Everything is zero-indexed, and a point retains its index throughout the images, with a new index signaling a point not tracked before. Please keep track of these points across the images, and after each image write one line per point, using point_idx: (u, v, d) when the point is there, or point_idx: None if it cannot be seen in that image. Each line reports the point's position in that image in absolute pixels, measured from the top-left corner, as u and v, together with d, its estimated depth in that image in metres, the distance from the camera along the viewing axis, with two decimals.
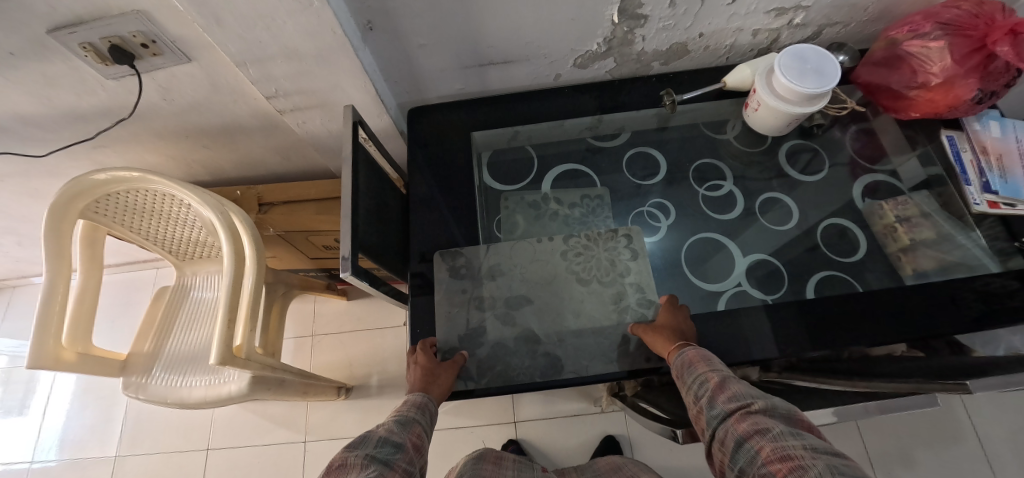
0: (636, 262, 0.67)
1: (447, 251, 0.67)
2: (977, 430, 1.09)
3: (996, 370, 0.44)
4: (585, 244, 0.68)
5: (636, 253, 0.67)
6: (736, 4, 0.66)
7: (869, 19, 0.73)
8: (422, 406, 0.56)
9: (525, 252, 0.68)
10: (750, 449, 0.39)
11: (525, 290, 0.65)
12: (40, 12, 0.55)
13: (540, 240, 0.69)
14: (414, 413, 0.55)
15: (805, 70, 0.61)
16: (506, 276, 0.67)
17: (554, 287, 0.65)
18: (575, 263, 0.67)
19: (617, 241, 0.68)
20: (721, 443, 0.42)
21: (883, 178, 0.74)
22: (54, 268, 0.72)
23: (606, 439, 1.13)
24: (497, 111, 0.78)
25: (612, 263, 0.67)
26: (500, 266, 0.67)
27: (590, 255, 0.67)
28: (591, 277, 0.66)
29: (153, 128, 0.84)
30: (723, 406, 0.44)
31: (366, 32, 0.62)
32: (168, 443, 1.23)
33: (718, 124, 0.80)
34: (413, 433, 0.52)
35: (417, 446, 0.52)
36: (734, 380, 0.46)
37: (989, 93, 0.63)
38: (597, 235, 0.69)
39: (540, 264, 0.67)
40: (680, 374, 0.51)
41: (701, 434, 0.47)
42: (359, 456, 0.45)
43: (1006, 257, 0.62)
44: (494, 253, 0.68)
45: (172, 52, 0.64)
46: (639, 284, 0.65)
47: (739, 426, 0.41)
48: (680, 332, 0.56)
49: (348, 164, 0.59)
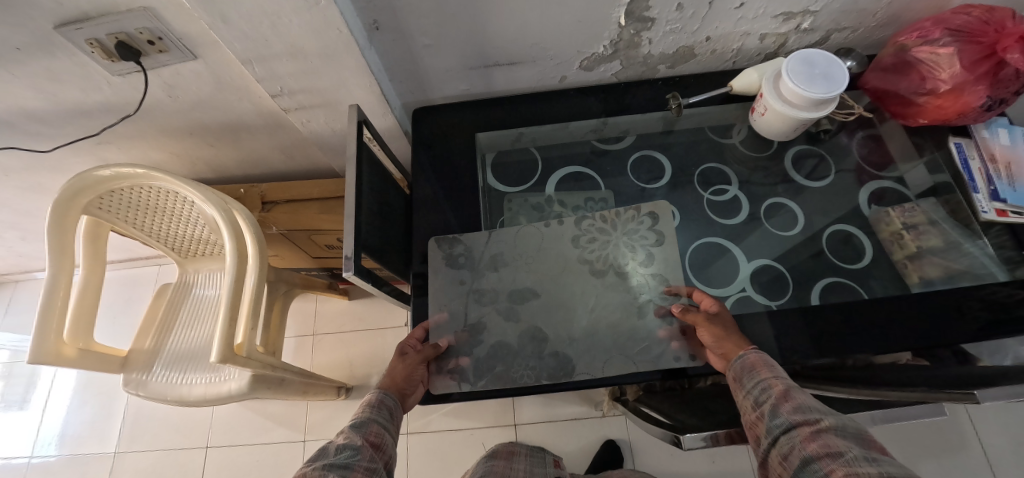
0: (661, 248, 0.67)
1: (442, 238, 0.68)
2: (982, 441, 1.08)
3: (1003, 379, 0.43)
4: (600, 230, 0.69)
5: (660, 238, 0.68)
6: (744, 8, 0.66)
7: (877, 24, 0.73)
8: (379, 404, 0.55)
9: (532, 241, 0.68)
10: (817, 470, 0.36)
11: (530, 284, 0.65)
12: (46, 8, 0.55)
13: (547, 225, 0.69)
14: (372, 412, 0.53)
15: (813, 74, 0.61)
16: (511, 268, 0.66)
17: (567, 281, 0.65)
18: (585, 252, 0.67)
19: (639, 220, 0.69)
20: (783, 457, 0.40)
21: (889, 184, 0.72)
22: (56, 264, 0.72)
23: (606, 443, 1.12)
24: (501, 114, 0.78)
25: (631, 253, 0.67)
26: (502, 257, 0.67)
27: (606, 240, 0.68)
28: (606, 270, 0.66)
29: (158, 124, 0.84)
30: (787, 416, 0.42)
31: (372, 32, 0.62)
32: (167, 439, 1.23)
33: (724, 128, 0.80)
34: (370, 432, 0.51)
35: (376, 444, 0.50)
36: (800, 390, 0.45)
37: (998, 101, 0.62)
38: (616, 214, 0.69)
39: (548, 253, 0.67)
40: (741, 379, 0.50)
41: (757, 445, 0.45)
42: (318, 467, 0.44)
43: (1014, 266, 0.61)
44: (495, 243, 0.68)
45: (177, 48, 0.64)
46: (660, 274, 0.65)
47: (807, 444, 0.38)
48: (735, 329, 0.56)
49: (352, 164, 0.59)
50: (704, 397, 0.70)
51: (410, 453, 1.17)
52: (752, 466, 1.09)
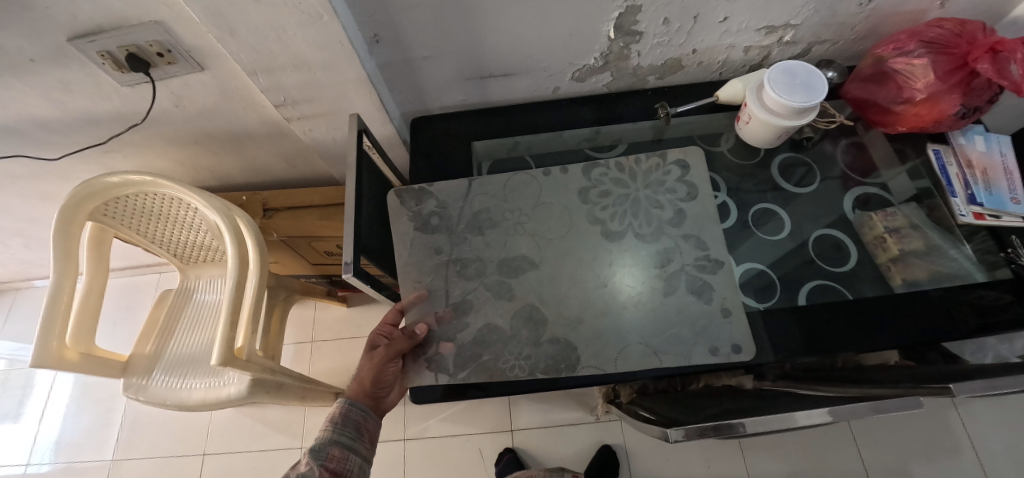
0: (694, 203, 0.70)
1: (406, 191, 0.72)
2: (974, 443, 1.09)
3: (983, 374, 0.45)
4: (614, 180, 0.73)
5: (693, 193, 0.71)
6: (728, 22, 0.69)
7: (856, 37, 0.76)
8: (344, 418, 0.61)
9: (529, 199, 0.72)
10: None
11: (525, 252, 0.68)
12: (62, 21, 0.58)
13: (545, 174, 0.74)
14: (336, 429, 0.59)
15: (794, 84, 0.63)
16: (499, 228, 0.70)
17: (578, 230, 0.69)
18: (598, 203, 0.71)
19: (666, 169, 0.73)
20: None
21: (874, 191, 0.74)
22: (61, 270, 0.74)
23: (602, 448, 1.13)
24: (497, 123, 0.81)
25: (657, 208, 0.70)
26: (489, 213, 0.71)
27: (624, 191, 0.72)
28: (622, 223, 0.70)
29: (163, 134, 0.87)
30: None
31: (373, 45, 0.65)
32: (163, 447, 1.23)
33: (712, 137, 0.81)
34: (330, 459, 0.56)
35: (336, 470, 0.56)
36: None
37: (972, 109, 0.65)
38: (636, 164, 0.74)
39: (546, 206, 0.71)
40: None
41: None
42: None
43: (993, 268, 0.63)
44: (481, 198, 0.72)
45: (185, 60, 0.67)
46: (692, 236, 0.68)
47: None
48: None
49: (352, 170, 0.60)
50: (694, 396, 0.71)
51: (406, 460, 1.17)
52: (746, 469, 1.10)
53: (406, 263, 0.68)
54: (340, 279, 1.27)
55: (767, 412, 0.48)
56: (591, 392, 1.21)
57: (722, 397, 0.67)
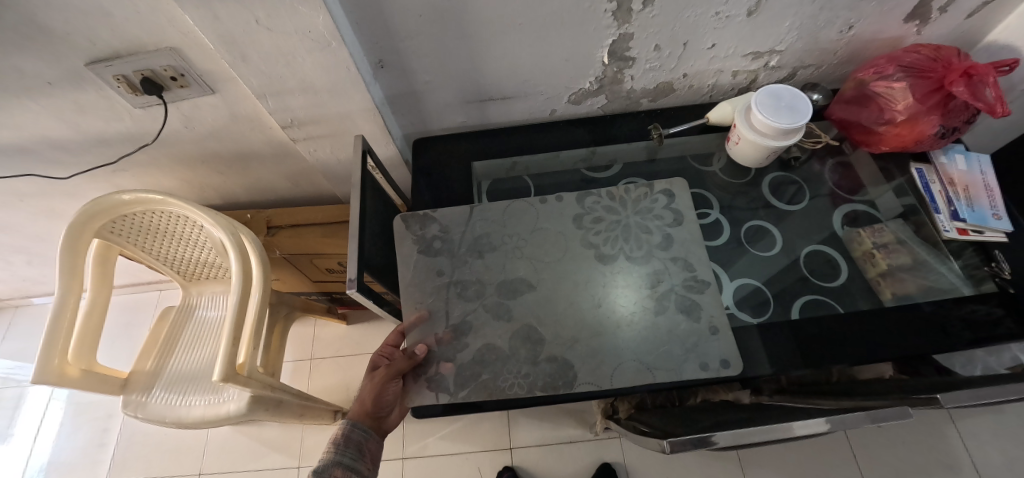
0: (681, 228, 0.72)
1: (411, 216, 0.74)
2: (976, 459, 1.09)
3: (971, 385, 0.46)
4: (608, 208, 0.75)
5: (680, 221, 0.73)
6: (716, 49, 0.73)
7: (839, 62, 0.79)
8: (347, 438, 0.61)
9: (527, 224, 0.74)
10: None
11: (524, 275, 0.70)
12: (83, 47, 0.61)
13: (544, 202, 0.76)
14: (338, 450, 0.60)
15: (779, 106, 0.66)
16: (499, 252, 0.72)
17: (574, 254, 0.71)
18: (592, 229, 0.73)
19: (653, 198, 0.75)
20: None
21: (861, 208, 0.76)
22: (66, 286, 0.75)
23: (602, 466, 1.12)
24: (496, 145, 0.84)
25: (647, 233, 0.72)
26: (491, 235, 0.73)
27: (616, 218, 0.74)
28: (615, 247, 0.71)
29: (172, 153, 0.89)
30: None
31: (377, 70, 0.68)
32: (158, 466, 1.21)
33: (705, 157, 0.84)
34: None
35: None
36: None
37: (951, 129, 0.68)
38: (626, 193, 0.76)
39: (545, 232, 0.73)
40: None
41: None
42: None
43: (979, 282, 0.65)
44: (485, 222, 0.74)
45: (197, 84, 0.70)
46: (680, 258, 0.70)
47: None
48: None
49: (356, 189, 0.62)
50: (690, 410, 0.72)
51: None
52: None
53: (407, 282, 0.69)
54: (341, 297, 1.28)
55: (762, 425, 0.48)
56: (590, 408, 1.20)
57: (718, 410, 0.68)
